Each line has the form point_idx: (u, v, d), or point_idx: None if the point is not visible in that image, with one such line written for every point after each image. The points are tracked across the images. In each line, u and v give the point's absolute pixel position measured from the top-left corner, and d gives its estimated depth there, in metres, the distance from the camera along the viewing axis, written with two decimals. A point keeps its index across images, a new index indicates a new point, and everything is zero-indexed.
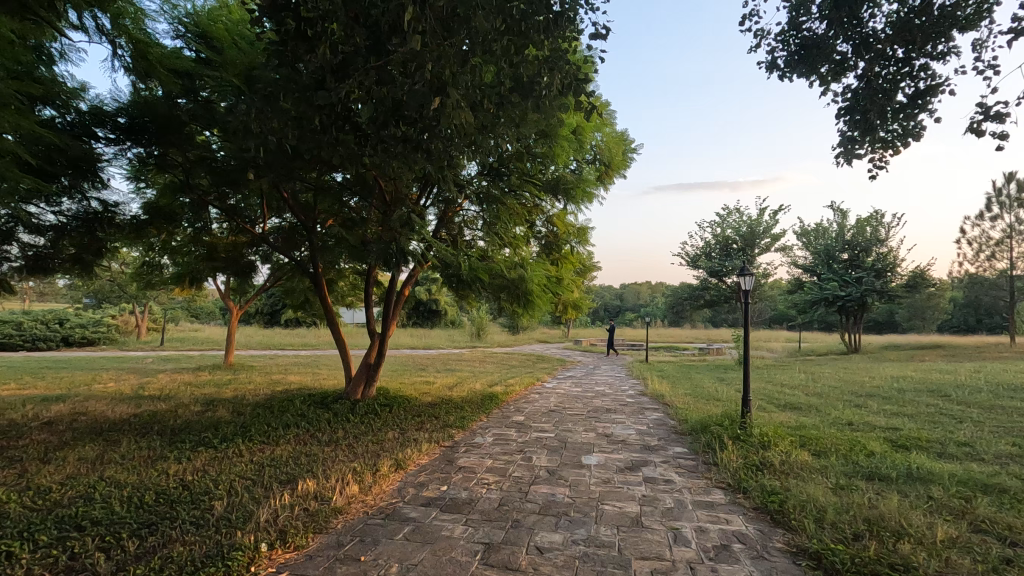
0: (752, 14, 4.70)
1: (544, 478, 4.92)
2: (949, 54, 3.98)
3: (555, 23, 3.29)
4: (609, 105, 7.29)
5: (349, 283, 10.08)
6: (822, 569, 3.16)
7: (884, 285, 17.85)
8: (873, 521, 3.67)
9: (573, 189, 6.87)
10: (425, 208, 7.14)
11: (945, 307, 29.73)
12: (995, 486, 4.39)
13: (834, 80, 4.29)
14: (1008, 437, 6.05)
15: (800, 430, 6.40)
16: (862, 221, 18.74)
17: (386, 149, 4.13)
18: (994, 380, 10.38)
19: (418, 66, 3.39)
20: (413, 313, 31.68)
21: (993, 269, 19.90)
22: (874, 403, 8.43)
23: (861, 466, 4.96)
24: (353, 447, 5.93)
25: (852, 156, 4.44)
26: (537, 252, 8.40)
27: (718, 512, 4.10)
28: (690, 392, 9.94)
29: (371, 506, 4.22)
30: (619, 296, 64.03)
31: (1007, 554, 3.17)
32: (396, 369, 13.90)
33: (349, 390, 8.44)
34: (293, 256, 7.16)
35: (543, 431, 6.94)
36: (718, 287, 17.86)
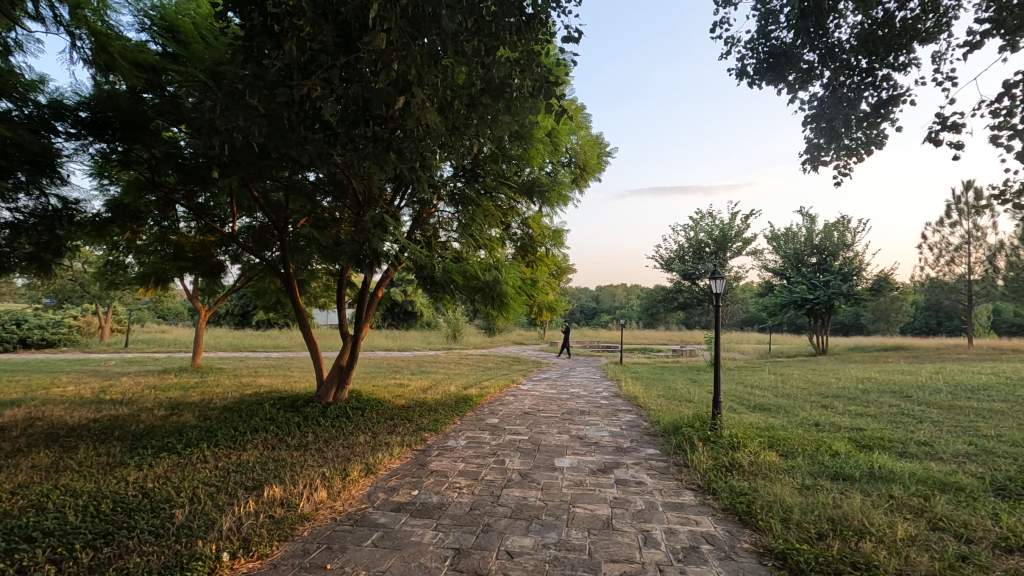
0: (722, 21, 4.79)
1: (516, 481, 4.90)
2: (910, 65, 4.11)
3: (527, 24, 3.35)
4: (584, 109, 7.32)
5: (322, 284, 9.90)
6: (787, 569, 3.20)
7: (851, 288, 18.34)
8: (837, 521, 3.74)
9: (548, 191, 6.84)
10: (400, 208, 7.07)
11: (907, 309, 30.68)
12: (952, 484, 4.53)
13: (801, 88, 4.38)
14: (966, 436, 6.26)
15: (768, 430, 6.51)
16: (830, 226, 19.20)
17: (356, 149, 4.05)
18: (952, 381, 10.75)
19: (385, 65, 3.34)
20: (388, 315, 31.38)
21: (952, 273, 20.63)
22: (840, 404, 8.64)
23: (826, 466, 5.06)
24: (323, 452, 5.81)
25: (819, 163, 4.55)
26: (513, 254, 8.37)
27: (688, 513, 4.14)
28: (663, 393, 10.05)
29: (339, 512, 4.13)
30: (595, 298, 64.61)
31: (963, 552, 3.26)
32: (370, 372, 13.74)
33: (321, 393, 8.27)
34: (264, 255, 6.99)
35: (517, 433, 6.92)
36: (691, 290, 18.10)
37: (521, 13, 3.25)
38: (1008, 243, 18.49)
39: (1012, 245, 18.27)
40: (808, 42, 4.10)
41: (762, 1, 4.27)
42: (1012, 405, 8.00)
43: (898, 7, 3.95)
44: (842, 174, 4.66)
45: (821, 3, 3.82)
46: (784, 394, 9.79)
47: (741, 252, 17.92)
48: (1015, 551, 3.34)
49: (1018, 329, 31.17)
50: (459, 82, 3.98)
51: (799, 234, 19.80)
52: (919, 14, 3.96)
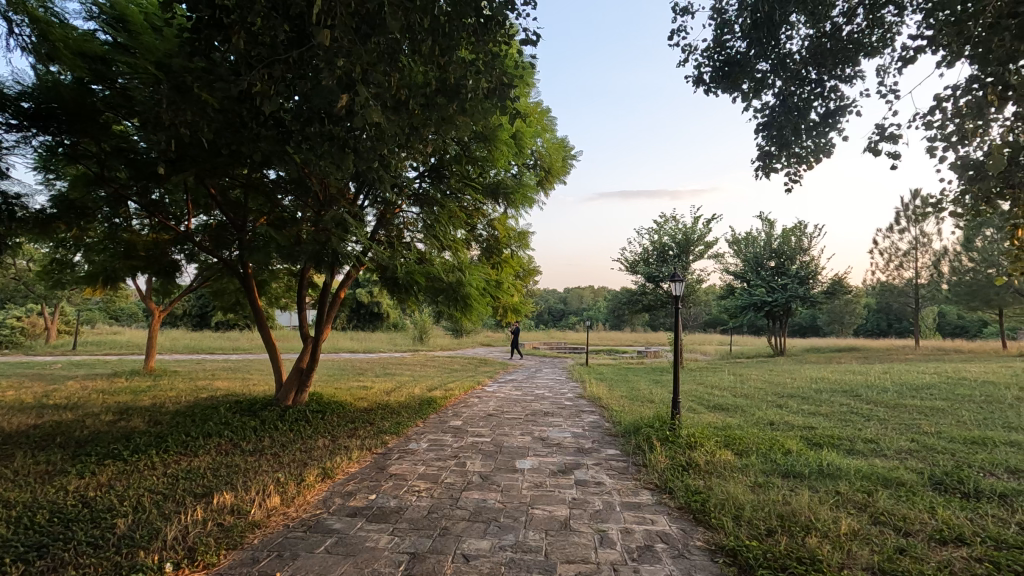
0: (680, 30, 4.91)
1: (476, 484, 4.87)
2: (856, 77, 4.28)
3: (485, 27, 3.38)
4: (549, 112, 7.39)
5: (283, 284, 9.68)
6: (737, 565, 3.27)
7: (807, 291, 18.97)
8: (785, 517, 3.85)
9: (512, 193, 6.89)
10: (363, 208, 6.92)
11: (860, 310, 31.92)
12: (894, 479, 4.72)
13: (754, 97, 4.51)
14: (909, 434, 6.53)
15: (725, 430, 6.65)
16: (787, 231, 19.78)
17: (312, 147, 3.97)
18: (898, 381, 11.26)
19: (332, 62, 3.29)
20: (353, 316, 30.91)
21: (901, 277, 21.57)
22: (794, 403, 8.92)
23: (778, 464, 5.21)
24: (279, 457, 5.66)
25: (771, 170, 4.70)
26: (478, 255, 8.33)
27: (644, 512, 4.20)
28: (626, 394, 10.18)
29: (292, 519, 4.03)
30: (563, 300, 65.06)
31: (902, 545, 3.40)
32: (333, 374, 13.47)
33: (280, 396, 8.06)
34: (221, 255, 6.78)
35: (480, 435, 6.91)
36: (655, 292, 18.39)
37: (477, 13, 3.25)
38: (951, 249, 19.45)
39: (955, 251, 19.24)
40: (760, 53, 4.23)
41: (717, 12, 4.38)
42: (952, 404, 8.39)
43: (845, 21, 4.10)
44: (793, 181, 4.82)
45: (771, 15, 3.95)
46: (741, 394, 10.04)
47: (703, 255, 18.27)
48: (948, 542, 3.50)
49: (961, 329, 32.97)
50: (417, 83, 3.96)
51: (758, 239, 20.32)
52: (864, 30, 4.13)
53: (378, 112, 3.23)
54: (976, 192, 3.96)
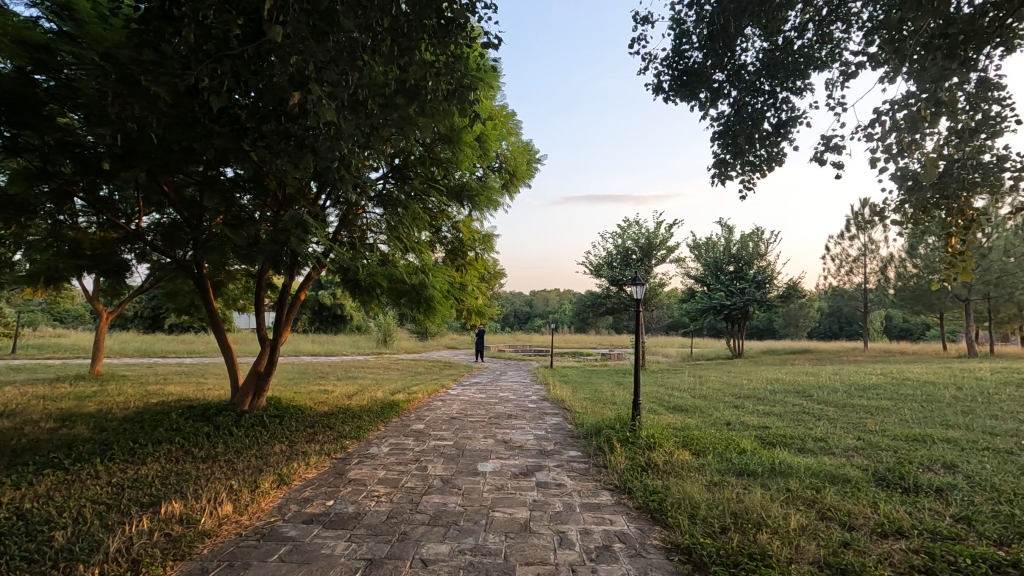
0: (640, 38, 5.01)
1: (437, 488, 4.83)
2: (806, 90, 4.45)
3: (445, 28, 3.35)
4: (514, 115, 7.43)
5: (240, 286, 9.40)
6: (692, 562, 3.34)
7: (764, 295, 19.61)
8: (738, 514, 3.96)
9: (477, 196, 6.88)
10: (324, 208, 6.78)
11: (813, 314, 33.15)
12: (841, 476, 4.92)
13: (711, 106, 4.64)
14: (855, 432, 6.83)
15: (683, 430, 6.80)
16: (746, 237, 20.38)
17: (268, 146, 3.88)
18: (847, 381, 11.76)
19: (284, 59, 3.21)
20: (315, 318, 30.31)
21: (850, 282, 22.52)
22: (749, 404, 9.19)
23: (733, 463, 5.36)
24: (232, 463, 5.48)
25: (726, 178, 4.84)
26: (442, 257, 8.28)
27: (604, 513, 4.25)
28: (589, 396, 10.29)
29: (244, 527, 3.91)
30: (528, 303, 65.33)
31: (846, 539, 3.54)
32: (293, 377, 13.14)
33: (236, 401, 7.81)
34: (175, 254, 6.54)
35: (442, 438, 6.86)
36: (619, 295, 18.66)
37: (437, 15, 3.24)
38: (896, 256, 20.44)
39: (900, 257, 20.19)
40: (717, 63, 4.36)
41: (676, 22, 4.49)
42: (895, 403, 8.82)
43: (797, 35, 4.27)
44: (747, 189, 4.98)
45: (727, 27, 4.09)
46: (700, 396, 10.27)
47: (665, 259, 18.62)
48: (888, 535, 3.67)
49: (906, 332, 34.72)
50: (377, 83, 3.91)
51: (718, 244, 20.86)
52: (814, 44, 4.30)
53: (331, 111, 3.14)
54: (913, 202, 4.18)
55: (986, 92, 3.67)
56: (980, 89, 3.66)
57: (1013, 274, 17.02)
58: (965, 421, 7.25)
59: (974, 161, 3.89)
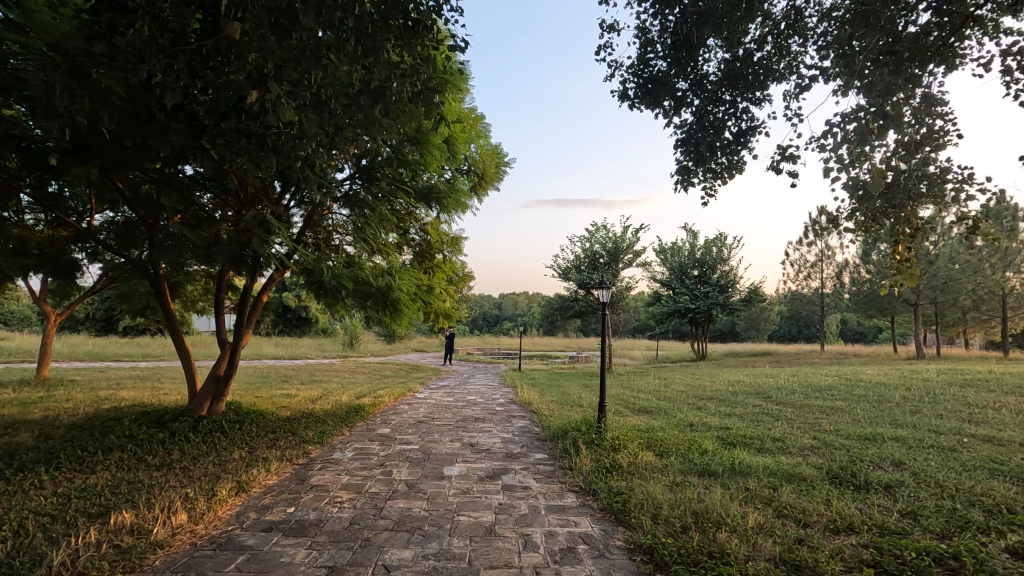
0: (607, 45, 5.08)
1: (401, 492, 4.78)
2: (765, 101, 4.59)
3: (411, 30, 3.37)
4: (483, 118, 7.45)
5: (200, 287, 9.11)
6: (654, 562, 3.40)
7: (727, 299, 20.11)
8: (699, 513, 4.04)
9: (445, 199, 6.93)
10: (289, 209, 6.66)
11: (774, 317, 34.16)
12: (797, 474, 5.08)
13: (674, 114, 4.74)
14: (811, 432, 7.07)
15: (647, 432, 6.90)
16: (709, 242, 20.87)
17: (227, 144, 3.79)
18: (804, 383, 12.16)
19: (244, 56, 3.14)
20: (279, 320, 29.62)
21: (808, 286, 23.32)
22: (712, 405, 9.40)
23: (695, 463, 5.47)
24: (188, 471, 5.29)
25: (688, 184, 4.95)
26: (410, 260, 8.21)
27: (568, 515, 4.28)
28: (556, 398, 10.36)
29: (200, 536, 3.79)
30: (497, 305, 65.35)
31: (800, 535, 3.66)
32: (254, 382, 12.79)
33: (194, 406, 7.55)
34: (130, 254, 6.29)
35: (407, 443, 6.79)
36: (587, 298, 18.84)
37: (403, 16, 3.22)
38: (851, 262, 21.26)
39: (855, 263, 21.01)
40: (680, 73, 4.46)
41: (642, 31, 4.58)
42: (849, 403, 9.16)
43: (756, 47, 4.40)
44: (709, 196, 5.10)
45: (690, 38, 4.19)
46: (665, 398, 10.46)
47: (632, 263, 18.90)
48: (840, 531, 3.81)
49: (861, 334, 36.16)
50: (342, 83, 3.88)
51: (683, 248, 21.31)
52: (772, 56, 4.44)
53: (290, 109, 3.09)
54: (862, 210, 4.39)
55: (929, 107, 3.86)
56: (924, 105, 3.85)
57: (958, 280, 17.91)
58: (913, 420, 7.58)
59: (920, 173, 4.09)
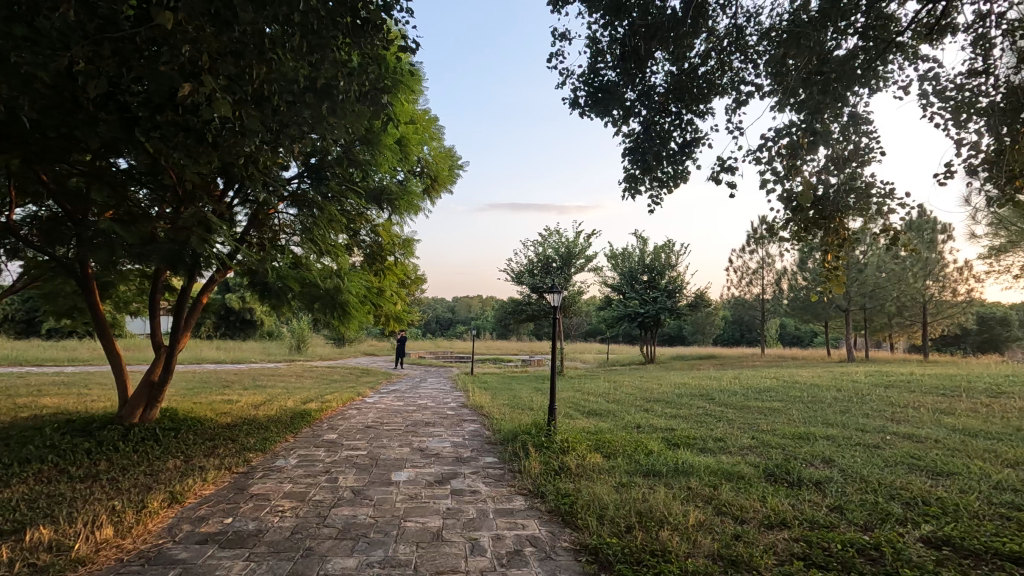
0: (558, 53, 5.15)
1: (347, 500, 4.66)
2: (708, 114, 4.78)
3: (361, 29, 3.30)
4: (437, 120, 7.42)
5: (134, 287, 8.63)
6: (598, 562, 3.46)
7: (674, 304, 20.73)
8: (643, 513, 4.14)
9: (397, 200, 6.90)
10: (232, 207, 6.42)
11: (718, 322, 35.45)
12: (735, 473, 5.29)
13: (622, 123, 4.86)
14: (750, 432, 7.37)
15: (596, 434, 7.03)
16: (658, 248, 21.45)
17: (162, 138, 3.61)
18: (744, 385, 12.68)
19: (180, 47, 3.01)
20: (221, 323, 28.40)
21: (750, 292, 24.36)
22: (658, 407, 9.67)
23: (641, 464, 5.61)
24: (116, 483, 4.98)
25: (635, 193, 5.08)
26: (360, 262, 8.02)
27: (516, 518, 4.30)
28: (508, 402, 10.39)
29: (128, 551, 3.58)
30: (450, 308, 64.92)
31: (737, 531, 3.81)
32: (193, 387, 12.19)
33: (124, 414, 7.12)
34: (55, 251, 5.89)
35: (354, 448, 6.64)
36: (539, 302, 18.99)
37: (352, 14, 3.18)
38: (789, 269, 22.34)
39: (792, 270, 22.09)
40: (629, 83, 4.54)
41: (593, 41, 4.67)
42: (785, 404, 9.61)
43: (700, 62, 4.57)
44: (655, 204, 5.24)
45: (638, 50, 4.30)
46: (614, 400, 10.68)
47: (584, 268, 19.18)
48: (774, 526, 3.99)
49: (798, 339, 38.06)
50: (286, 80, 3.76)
51: (633, 254, 21.80)
52: (715, 71, 4.63)
53: (227, 104, 2.98)
54: (796, 221, 4.65)
55: (856, 125, 4.13)
56: (851, 123, 4.11)
57: (884, 287, 19.13)
58: (843, 420, 8.03)
59: (848, 187, 4.36)
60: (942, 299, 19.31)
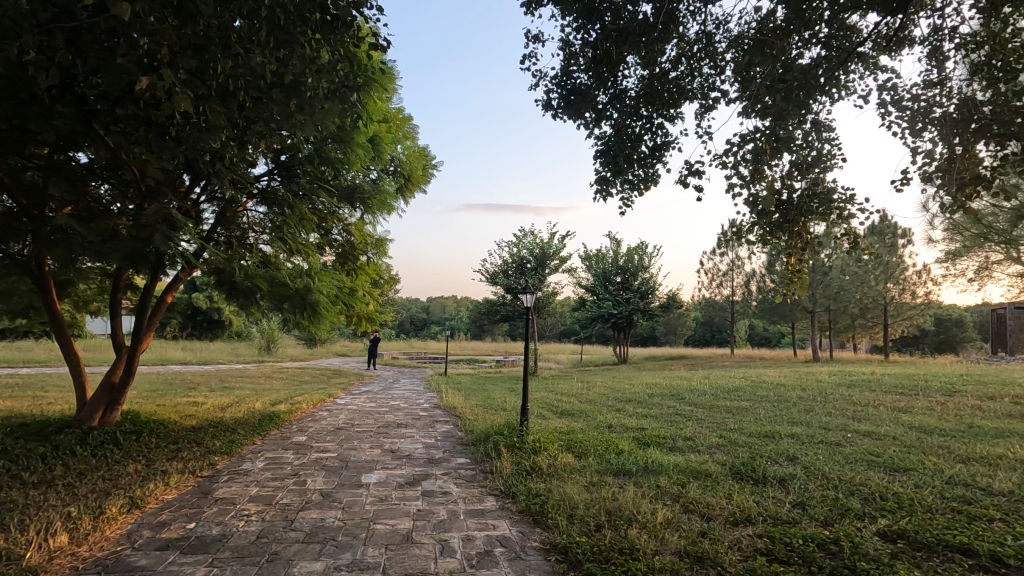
0: (532, 55, 5.17)
1: (315, 503, 4.59)
2: (679, 118, 4.86)
3: (330, 26, 3.26)
4: (411, 119, 7.38)
5: (94, 286, 8.34)
6: (568, 561, 3.48)
7: (647, 305, 20.98)
8: (612, 512, 4.18)
9: (370, 199, 6.81)
10: (199, 204, 6.28)
11: (690, 323, 36.02)
12: (703, 471, 5.39)
13: (595, 126, 4.90)
14: (718, 431, 7.52)
15: (568, 434, 7.07)
16: (632, 250, 21.69)
17: (122, 132, 3.50)
18: (713, 385, 12.94)
19: (141, 38, 2.93)
20: (188, 322, 27.65)
21: (720, 294, 24.83)
22: (630, 407, 9.78)
23: (611, 463, 5.67)
24: (72, 489, 4.81)
25: (607, 195, 5.14)
26: (331, 261, 7.89)
27: (487, 519, 4.29)
28: (481, 403, 10.38)
29: (83, 559, 3.46)
30: (425, 309, 64.48)
31: (703, 529, 3.88)
32: (155, 389, 11.82)
33: (82, 417, 6.86)
34: (8, 248, 5.64)
35: (324, 451, 6.54)
36: (513, 303, 18.99)
37: (321, 10, 3.15)
38: (758, 272, 22.85)
39: (761, 273, 22.59)
40: (602, 86, 4.58)
41: (566, 44, 4.70)
42: (752, 403, 9.82)
43: (671, 67, 4.65)
44: (626, 207, 5.32)
45: (610, 54, 4.35)
46: (586, 400, 10.77)
47: (558, 269, 19.25)
48: (739, 523, 4.08)
49: (766, 340, 38.97)
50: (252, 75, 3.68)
51: (607, 256, 22.00)
52: (685, 76, 4.71)
53: (187, 99, 2.90)
54: (762, 224, 4.76)
55: (819, 132, 4.26)
56: (814, 129, 4.24)
57: (848, 290, 19.72)
58: (807, 418, 8.25)
59: (811, 193, 4.51)
60: (902, 301, 20.01)
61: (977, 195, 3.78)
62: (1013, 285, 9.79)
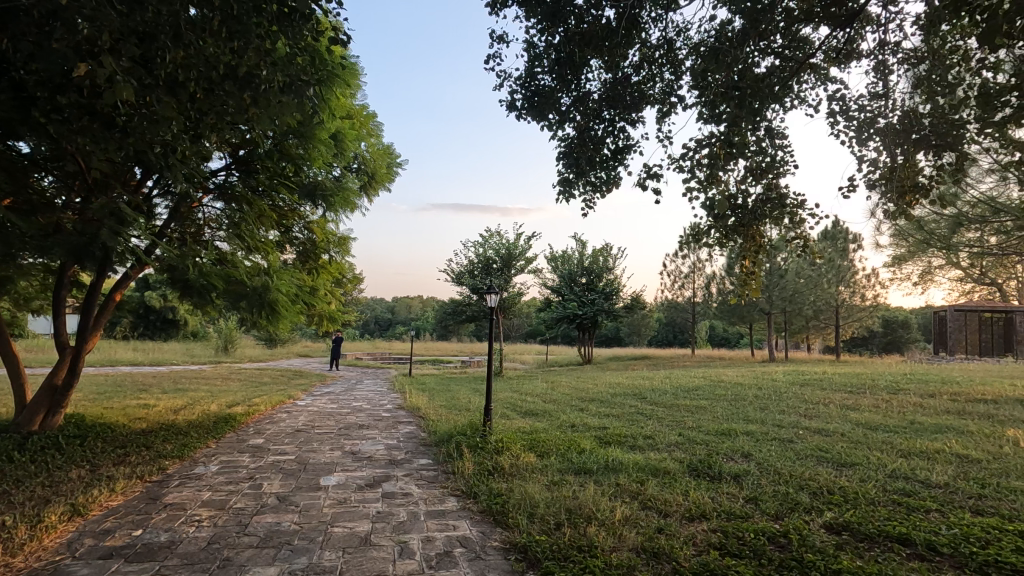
0: (496, 55, 5.18)
1: (270, 507, 4.48)
2: (640, 122, 4.95)
3: (288, 18, 3.17)
4: (375, 117, 7.29)
5: (35, 283, 7.89)
6: (527, 560, 3.49)
7: (611, 306, 21.26)
8: (572, 510, 4.21)
9: (332, 197, 6.41)
10: (152, 199, 6.06)
11: (652, 324, 36.67)
12: (661, 469, 5.50)
13: (558, 127, 4.94)
14: (677, 429, 7.68)
15: (530, 434, 7.10)
16: (596, 252, 21.95)
17: (63, 121, 3.34)
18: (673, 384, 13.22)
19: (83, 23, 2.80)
20: (140, 322, 26.56)
21: (682, 295, 25.39)
22: (592, 407, 9.88)
23: (572, 462, 5.72)
24: (8, 496, 4.55)
25: (569, 196, 5.18)
26: (292, 259, 7.69)
27: (447, 520, 4.26)
28: (444, 403, 10.32)
29: (17, 570, 3.28)
30: (389, 309, 63.68)
31: (660, 525, 3.95)
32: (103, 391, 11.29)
33: (21, 420, 6.50)
34: None
35: (281, 453, 6.37)
36: (478, 303, 18.93)
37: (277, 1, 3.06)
38: (718, 274, 23.45)
39: (721, 275, 23.19)
40: (564, 88, 4.62)
41: (530, 45, 4.72)
42: (710, 402, 10.08)
43: (633, 71, 4.72)
44: (588, 208, 5.37)
45: (574, 56, 4.39)
46: (550, 400, 10.83)
47: (523, 270, 19.30)
48: (694, 518, 4.17)
49: (726, 341, 40.01)
50: None
51: (572, 257, 22.20)
52: (646, 81, 4.80)
53: (130, 88, 2.79)
54: (718, 228, 4.87)
55: (773, 138, 4.40)
56: (767, 136, 4.38)
57: (802, 293, 20.46)
58: (761, 416, 8.50)
59: (765, 197, 4.65)
60: (852, 303, 20.86)
61: (916, 202, 3.98)
62: (952, 289, 10.36)
